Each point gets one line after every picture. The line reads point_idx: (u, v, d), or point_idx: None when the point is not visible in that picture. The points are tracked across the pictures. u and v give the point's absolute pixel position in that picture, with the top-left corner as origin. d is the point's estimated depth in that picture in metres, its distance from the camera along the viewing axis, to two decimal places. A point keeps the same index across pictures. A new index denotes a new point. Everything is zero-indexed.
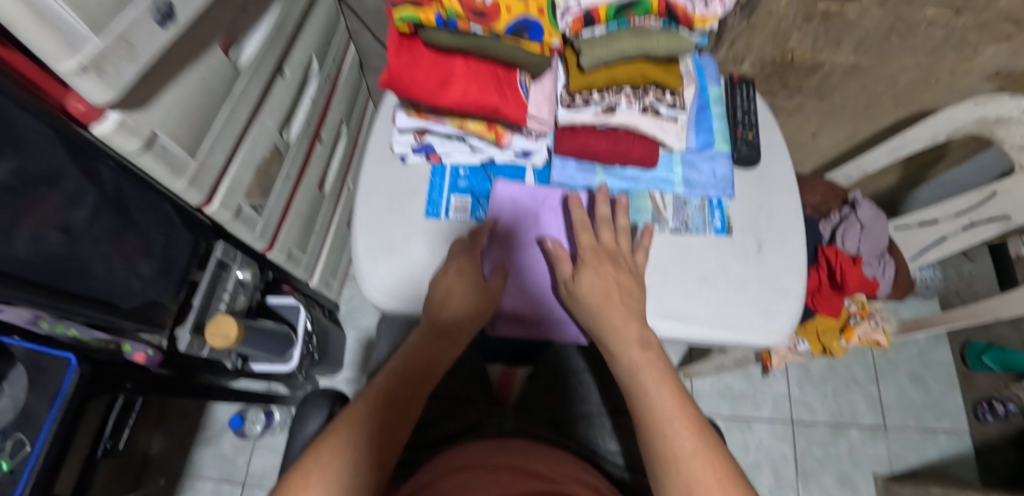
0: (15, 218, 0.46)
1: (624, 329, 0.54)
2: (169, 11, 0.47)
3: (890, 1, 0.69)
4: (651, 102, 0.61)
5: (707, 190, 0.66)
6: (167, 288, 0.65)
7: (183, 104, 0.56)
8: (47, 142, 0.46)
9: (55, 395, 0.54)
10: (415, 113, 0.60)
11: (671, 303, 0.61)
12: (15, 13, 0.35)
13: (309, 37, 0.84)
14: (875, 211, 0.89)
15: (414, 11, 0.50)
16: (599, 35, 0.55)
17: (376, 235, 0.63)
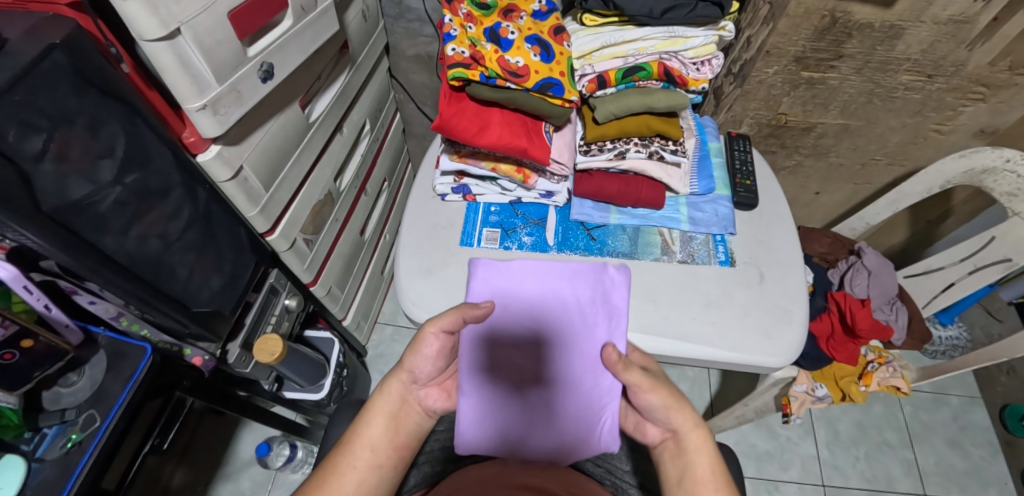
0: (130, 220, 0.57)
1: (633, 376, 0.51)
2: (270, 71, 0.65)
3: (866, 69, 0.82)
4: (656, 149, 0.69)
5: (711, 227, 0.73)
6: (228, 302, 0.74)
7: (267, 144, 0.72)
8: (164, 165, 0.59)
9: (128, 379, 0.61)
10: (457, 157, 0.71)
11: (660, 321, 0.65)
12: (167, 63, 0.53)
13: (365, 103, 1.00)
14: (881, 258, 0.93)
15: (463, 70, 0.59)
16: (610, 94, 0.65)
17: (416, 260, 0.70)
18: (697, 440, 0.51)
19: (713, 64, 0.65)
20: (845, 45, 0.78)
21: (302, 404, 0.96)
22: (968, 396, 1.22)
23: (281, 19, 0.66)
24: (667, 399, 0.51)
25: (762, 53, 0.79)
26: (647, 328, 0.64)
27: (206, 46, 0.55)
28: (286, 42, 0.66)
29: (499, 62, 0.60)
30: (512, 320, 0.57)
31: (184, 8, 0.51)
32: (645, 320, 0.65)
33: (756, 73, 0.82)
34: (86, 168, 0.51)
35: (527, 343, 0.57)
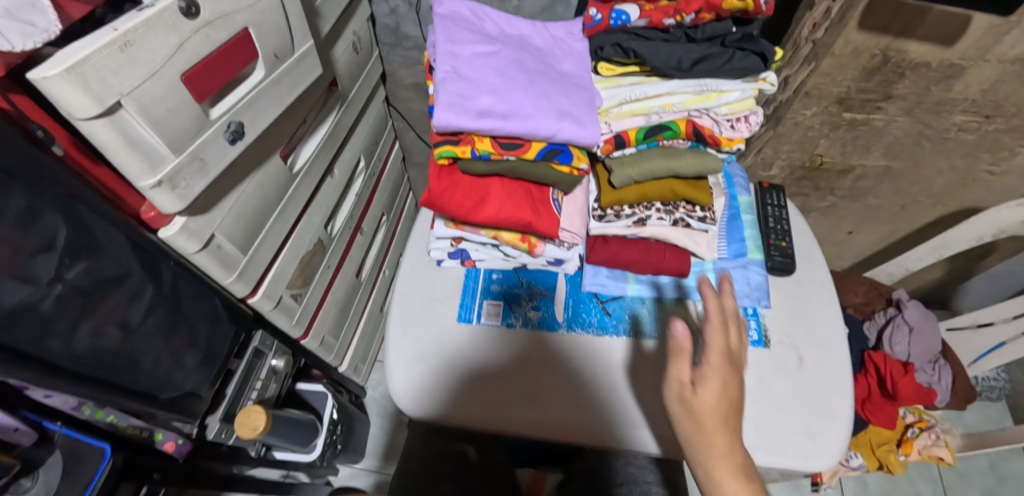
0: (79, 316, 0.51)
1: (713, 431, 0.46)
2: (240, 130, 0.59)
3: (915, 110, 0.72)
4: (681, 216, 0.60)
5: (742, 299, 0.64)
6: (204, 379, 0.69)
7: (240, 207, 0.65)
8: (119, 250, 0.53)
9: (85, 488, 0.57)
10: (453, 224, 0.62)
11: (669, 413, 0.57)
12: (112, 142, 0.47)
13: (358, 140, 0.92)
14: (923, 312, 0.85)
15: (451, 148, 0.50)
16: (629, 155, 0.56)
17: (409, 341, 0.62)
18: (724, 446, 0.46)
19: (752, 121, 0.55)
20: (896, 86, 0.68)
21: (292, 463, 0.90)
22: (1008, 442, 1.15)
23: (253, 71, 0.60)
24: (714, 376, 0.48)
25: (800, 94, 0.70)
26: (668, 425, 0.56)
27: (157, 117, 0.49)
28: (258, 95, 0.59)
29: (491, 137, 0.50)
30: (476, 93, 0.49)
31: (122, 79, 0.44)
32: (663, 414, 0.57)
33: (792, 114, 0.73)
34: (21, 268, 0.44)
35: (490, 102, 0.49)
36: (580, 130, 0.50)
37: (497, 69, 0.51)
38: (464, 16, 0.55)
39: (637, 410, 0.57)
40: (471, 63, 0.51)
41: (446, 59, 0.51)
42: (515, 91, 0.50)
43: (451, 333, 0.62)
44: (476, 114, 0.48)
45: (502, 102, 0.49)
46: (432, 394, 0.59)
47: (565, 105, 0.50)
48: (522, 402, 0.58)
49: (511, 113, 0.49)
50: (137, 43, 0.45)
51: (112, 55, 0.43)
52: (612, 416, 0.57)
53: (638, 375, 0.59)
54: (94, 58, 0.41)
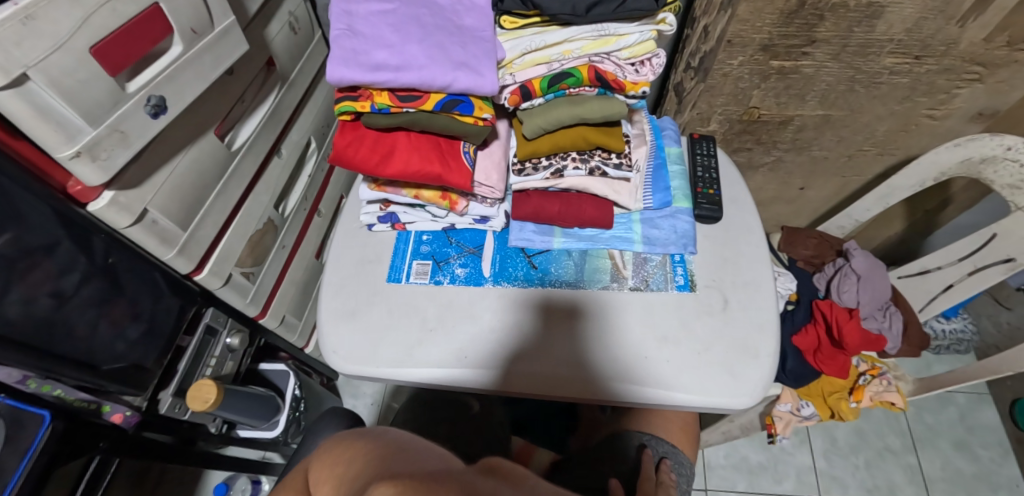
0: (7, 282, 0.53)
1: None
2: (162, 105, 0.59)
3: (842, 54, 0.72)
4: (597, 165, 0.60)
5: (669, 246, 0.64)
6: (149, 351, 0.71)
7: (175, 183, 0.66)
8: (41, 218, 0.55)
9: (24, 451, 0.58)
10: (376, 186, 0.63)
11: (644, 351, 0.58)
12: (23, 113, 0.47)
13: (306, 121, 0.94)
14: (871, 260, 0.85)
15: (350, 103, 0.51)
16: (537, 106, 0.57)
17: (343, 302, 0.63)
18: None
19: (655, 64, 0.56)
20: (817, 29, 0.68)
21: (259, 441, 0.93)
22: (976, 393, 1.16)
23: (171, 46, 0.60)
24: None
25: (723, 43, 0.70)
26: (649, 362, 0.57)
27: (68, 89, 0.50)
28: (179, 69, 0.60)
29: (388, 90, 0.51)
30: (368, 49, 0.50)
31: (28, 50, 0.45)
32: (641, 352, 0.58)
33: (719, 65, 0.73)
34: None
35: (381, 57, 0.50)
36: (477, 79, 0.50)
37: (391, 23, 0.52)
38: None
39: (571, 355, 0.58)
40: (366, 20, 0.52)
41: (342, 17, 0.52)
42: (408, 45, 0.51)
43: (388, 292, 0.63)
44: (368, 69, 0.49)
45: (393, 56, 0.50)
46: (374, 353, 0.59)
47: (459, 56, 0.51)
48: (461, 355, 0.58)
49: (403, 66, 0.49)
50: (38, 16, 0.45)
51: (14, 27, 0.44)
52: (548, 362, 0.57)
53: (571, 322, 0.60)
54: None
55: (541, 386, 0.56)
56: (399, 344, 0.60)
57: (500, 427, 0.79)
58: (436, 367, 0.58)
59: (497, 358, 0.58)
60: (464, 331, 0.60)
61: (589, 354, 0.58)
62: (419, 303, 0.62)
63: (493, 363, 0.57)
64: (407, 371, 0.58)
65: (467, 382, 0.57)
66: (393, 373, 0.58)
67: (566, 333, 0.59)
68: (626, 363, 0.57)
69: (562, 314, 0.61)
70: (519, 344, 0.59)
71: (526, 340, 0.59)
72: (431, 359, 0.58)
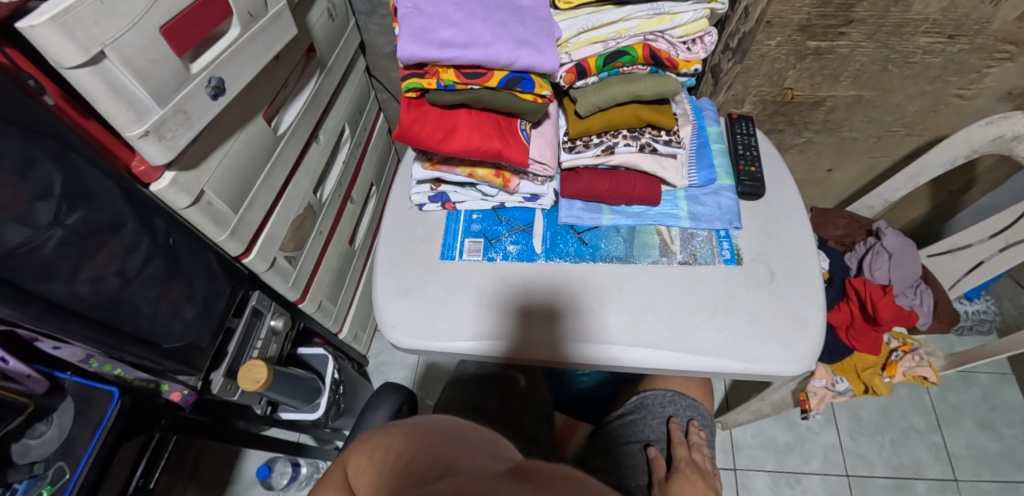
0: (79, 262, 0.56)
1: None
2: (220, 86, 0.61)
3: (878, 34, 0.73)
4: (647, 141, 0.61)
5: (714, 222, 0.66)
6: (203, 332, 0.74)
7: (228, 165, 0.68)
8: (111, 199, 0.57)
9: (96, 426, 0.62)
10: (429, 165, 0.65)
11: (631, 333, 0.59)
12: (97, 90, 0.48)
13: (341, 108, 0.96)
14: (902, 239, 0.86)
15: (417, 80, 0.54)
16: (591, 84, 0.58)
17: (397, 279, 0.65)
18: None
19: (706, 41, 0.58)
20: (855, 9, 0.69)
21: (300, 424, 0.95)
22: (999, 373, 1.18)
23: (228, 29, 0.62)
24: None
25: (762, 23, 0.71)
26: (639, 341, 0.59)
27: (139, 68, 0.51)
28: (236, 51, 0.62)
29: (454, 68, 0.54)
30: (434, 28, 0.52)
31: (104, 29, 0.46)
32: (627, 332, 0.59)
33: (756, 46, 0.75)
34: (22, 213, 0.48)
35: (446, 34, 0.52)
36: (539, 57, 0.52)
37: (453, 4, 0.54)
38: None
39: (619, 326, 0.59)
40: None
41: None
42: (471, 23, 0.53)
43: (439, 269, 0.65)
44: (434, 47, 0.51)
45: (457, 33, 0.52)
46: (426, 328, 0.61)
47: (520, 34, 0.53)
48: (512, 329, 0.60)
49: (467, 44, 0.51)
50: None
51: (92, 6, 0.45)
52: (596, 333, 0.59)
53: (617, 295, 0.62)
54: (76, 7, 0.43)
55: (570, 355, 0.58)
56: (452, 319, 0.61)
57: (545, 404, 0.77)
58: (481, 344, 0.59)
59: (489, 341, 0.59)
60: (514, 306, 0.61)
61: (572, 335, 0.59)
62: (470, 278, 0.64)
63: (490, 344, 0.59)
64: (464, 344, 0.59)
65: (518, 354, 0.59)
66: (450, 347, 0.60)
67: (549, 316, 0.61)
68: (609, 345, 0.58)
69: (608, 287, 0.62)
70: (506, 327, 0.60)
71: (518, 317, 0.61)
72: (483, 332, 0.60)
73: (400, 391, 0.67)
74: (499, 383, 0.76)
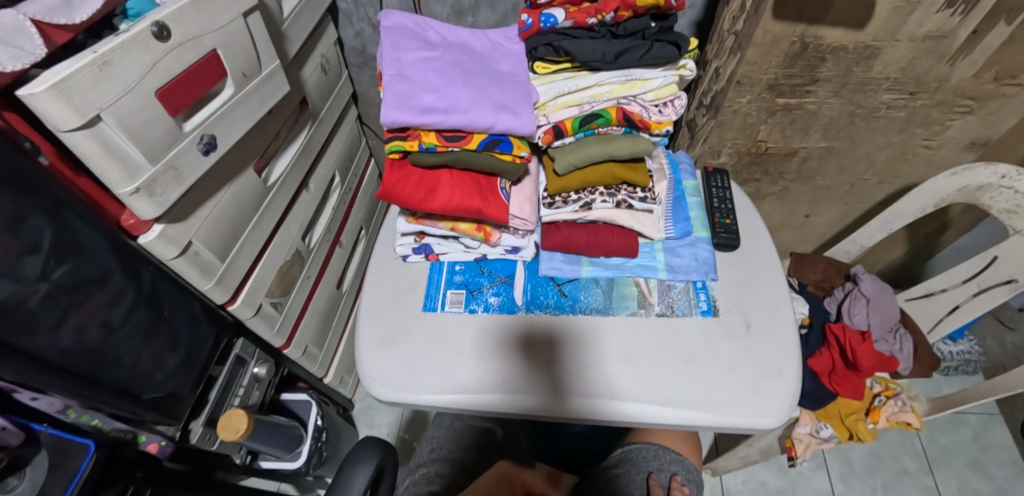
0: (64, 313, 0.56)
1: None
2: (212, 142, 0.63)
3: (843, 91, 0.77)
4: (623, 198, 0.64)
5: (691, 273, 0.68)
6: (185, 381, 0.74)
7: (217, 216, 0.69)
8: (99, 250, 0.58)
9: (71, 478, 0.62)
10: (413, 218, 0.67)
11: (611, 385, 0.60)
12: (92, 149, 0.50)
13: (331, 157, 0.99)
14: (879, 283, 0.88)
15: (400, 142, 0.56)
16: (569, 144, 0.61)
17: (380, 329, 0.65)
18: None
19: (677, 105, 0.60)
20: (820, 70, 0.73)
21: (280, 472, 0.94)
22: (987, 413, 1.18)
23: (223, 88, 0.65)
24: None
25: (733, 83, 0.75)
26: (618, 393, 0.59)
27: (134, 129, 0.53)
28: (230, 109, 0.64)
29: (435, 131, 0.56)
30: (417, 95, 0.55)
31: (101, 94, 0.49)
32: (608, 384, 0.60)
33: (729, 103, 0.79)
34: (10, 267, 0.49)
35: (428, 102, 0.54)
36: (517, 121, 0.55)
37: (436, 72, 0.57)
38: (409, 28, 0.61)
39: (600, 378, 0.60)
40: (414, 67, 0.57)
41: (393, 65, 0.57)
42: (452, 91, 0.56)
43: (421, 320, 0.66)
44: (418, 112, 0.54)
45: (439, 101, 0.54)
46: (407, 380, 0.61)
47: (499, 99, 0.56)
48: (495, 381, 0.60)
49: (449, 110, 0.54)
50: (115, 63, 0.49)
51: (92, 72, 0.47)
52: (579, 385, 0.60)
53: (599, 346, 0.62)
54: (76, 75, 0.46)
55: (553, 409, 0.58)
56: (435, 372, 0.61)
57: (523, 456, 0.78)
58: (463, 397, 0.59)
59: (472, 393, 0.59)
60: (497, 358, 0.62)
61: (553, 389, 0.59)
62: (452, 330, 0.65)
63: (473, 397, 0.59)
64: (446, 397, 0.60)
65: (499, 406, 0.59)
66: (431, 399, 0.60)
67: (530, 368, 0.61)
68: (590, 398, 0.59)
69: (588, 338, 0.63)
70: (489, 379, 0.60)
71: (500, 370, 0.61)
72: (466, 385, 0.60)
73: (382, 445, 0.67)
74: (477, 437, 0.76)
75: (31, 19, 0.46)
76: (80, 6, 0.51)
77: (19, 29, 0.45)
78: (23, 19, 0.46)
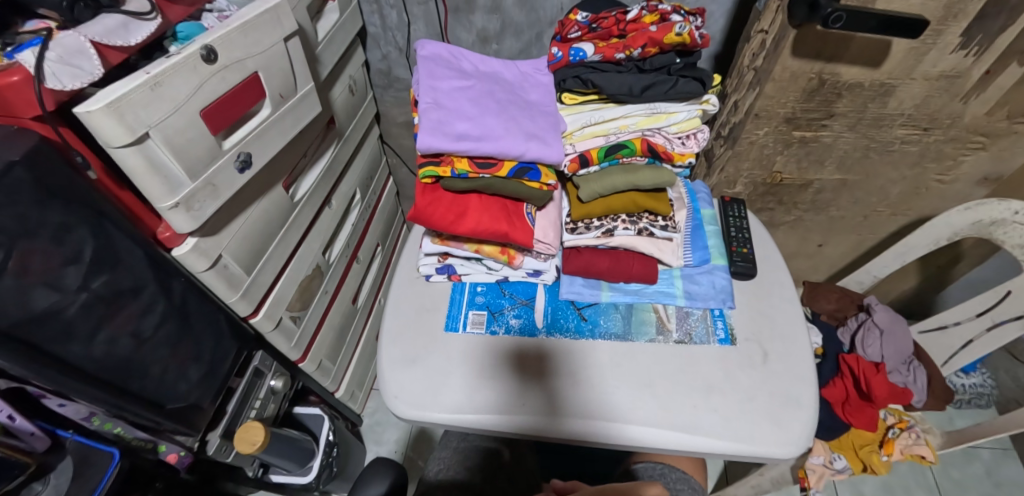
0: (99, 323, 0.58)
1: None
2: (248, 160, 0.65)
3: (859, 126, 0.79)
4: (644, 226, 0.65)
5: (709, 301, 0.69)
6: (206, 392, 0.74)
7: (246, 231, 0.71)
8: (136, 263, 0.60)
9: (93, 489, 0.62)
10: (438, 239, 0.68)
11: (623, 408, 0.61)
12: (137, 165, 0.52)
13: (353, 175, 1.01)
14: (892, 315, 0.89)
15: (433, 167, 0.59)
16: (593, 173, 0.62)
17: (400, 348, 0.67)
18: None
19: (699, 138, 0.62)
20: (835, 105, 0.75)
21: (290, 486, 0.94)
22: (1000, 448, 1.17)
23: (260, 109, 0.67)
24: None
25: (751, 115, 0.77)
26: (636, 418, 0.60)
27: (178, 146, 0.55)
28: (265, 129, 0.67)
29: (467, 158, 0.58)
30: (451, 122, 0.57)
31: (152, 112, 0.51)
32: (622, 408, 0.61)
33: (746, 134, 0.81)
34: (52, 276, 0.52)
35: (462, 129, 0.56)
36: (546, 149, 0.57)
37: (469, 101, 0.60)
38: (443, 57, 0.64)
39: (618, 403, 0.61)
40: (448, 96, 0.60)
41: (428, 92, 0.59)
42: (485, 119, 0.58)
43: (441, 339, 0.67)
44: (452, 138, 0.56)
45: (472, 129, 0.56)
46: (426, 399, 0.62)
47: (529, 128, 0.58)
48: (514, 403, 0.61)
49: (482, 137, 0.56)
50: (165, 83, 0.52)
51: (143, 93, 0.50)
52: (598, 409, 0.60)
53: (618, 371, 0.63)
54: (128, 95, 0.48)
55: (570, 432, 0.59)
56: (454, 392, 0.62)
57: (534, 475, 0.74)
58: (479, 416, 0.60)
59: (489, 415, 0.60)
60: (516, 380, 0.63)
61: (566, 411, 0.60)
62: (471, 350, 0.66)
63: (490, 418, 0.60)
64: (464, 417, 0.60)
65: (515, 428, 0.59)
66: (450, 419, 0.61)
67: (548, 391, 0.62)
68: (604, 422, 0.59)
69: (605, 363, 0.64)
70: (507, 400, 0.61)
71: (518, 392, 0.62)
72: (484, 406, 0.61)
73: (393, 464, 0.67)
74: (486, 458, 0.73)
75: (91, 40, 0.49)
76: (136, 29, 0.53)
77: (80, 52, 0.48)
78: (84, 41, 0.49)
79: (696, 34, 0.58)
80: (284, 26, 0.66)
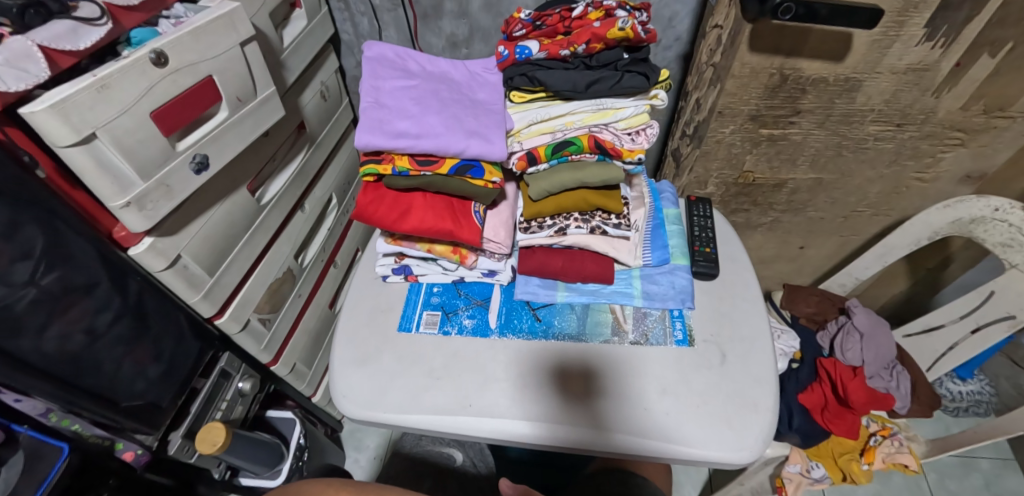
0: (49, 318, 0.58)
1: None
2: (205, 162, 0.66)
3: (828, 123, 0.78)
4: (597, 224, 0.65)
5: (667, 301, 0.67)
6: (165, 391, 0.75)
7: (207, 232, 0.71)
8: (89, 261, 0.60)
9: (41, 481, 0.64)
10: (392, 239, 0.68)
11: (657, 419, 0.58)
12: (85, 165, 0.53)
13: (328, 180, 1.02)
14: (873, 318, 0.86)
15: (374, 165, 0.58)
16: (542, 171, 0.62)
17: (354, 348, 0.66)
18: None
19: (649, 133, 0.61)
20: (801, 101, 0.74)
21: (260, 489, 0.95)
22: (1000, 458, 1.12)
23: (217, 111, 0.68)
24: None
25: (714, 113, 0.76)
26: (680, 434, 0.57)
27: (127, 147, 0.56)
28: (222, 132, 0.67)
29: (408, 155, 0.58)
30: (390, 120, 0.57)
31: (99, 114, 0.52)
32: (670, 423, 0.58)
33: (711, 133, 0.79)
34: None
35: (401, 127, 0.56)
36: (487, 146, 0.56)
37: (411, 99, 0.60)
38: (389, 58, 0.64)
39: (654, 416, 0.58)
40: (391, 95, 0.60)
41: (370, 92, 0.60)
42: (425, 117, 0.58)
43: (395, 338, 0.67)
44: (390, 136, 0.56)
45: (411, 126, 0.57)
46: (416, 406, 0.60)
47: (471, 125, 0.58)
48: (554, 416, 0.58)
49: (421, 134, 0.56)
50: (112, 85, 0.53)
51: (89, 95, 0.51)
52: (641, 424, 0.58)
53: (647, 381, 0.61)
54: (75, 96, 0.49)
55: (619, 447, 0.57)
56: (486, 406, 0.60)
57: None
58: (509, 428, 0.58)
59: (536, 429, 0.58)
60: (552, 392, 0.60)
61: (611, 426, 0.58)
62: (426, 352, 0.65)
63: (535, 432, 0.58)
64: (494, 430, 0.58)
65: (556, 442, 0.57)
66: (486, 434, 0.58)
67: (583, 403, 0.59)
68: (649, 438, 0.57)
69: (590, 369, 0.62)
70: (550, 414, 0.59)
71: (557, 405, 0.59)
72: (528, 420, 0.58)
73: None
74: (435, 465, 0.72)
75: (38, 45, 0.50)
76: (85, 34, 0.54)
77: (26, 55, 0.49)
78: (32, 45, 0.49)
79: (639, 28, 0.58)
80: (240, 31, 0.67)
